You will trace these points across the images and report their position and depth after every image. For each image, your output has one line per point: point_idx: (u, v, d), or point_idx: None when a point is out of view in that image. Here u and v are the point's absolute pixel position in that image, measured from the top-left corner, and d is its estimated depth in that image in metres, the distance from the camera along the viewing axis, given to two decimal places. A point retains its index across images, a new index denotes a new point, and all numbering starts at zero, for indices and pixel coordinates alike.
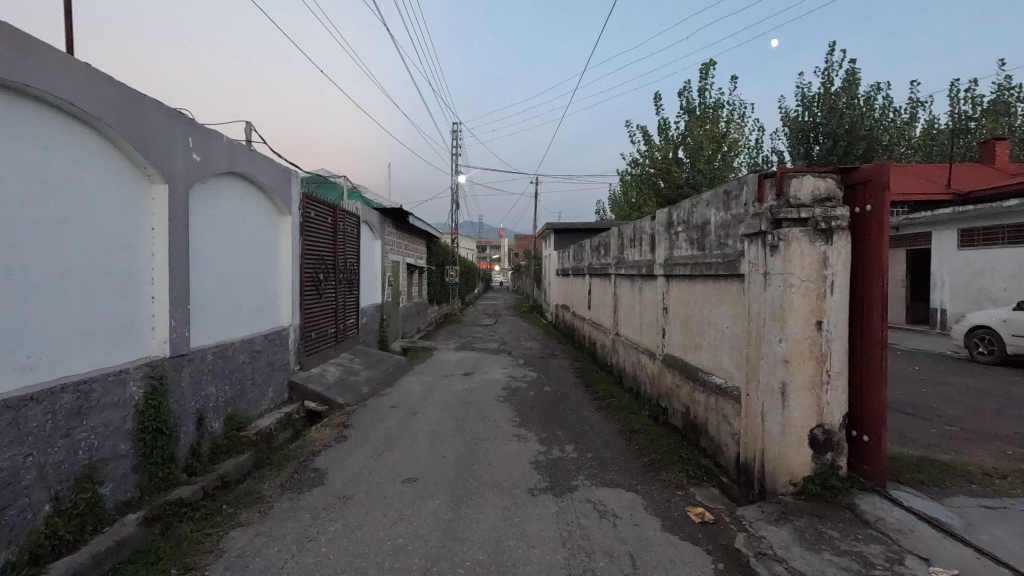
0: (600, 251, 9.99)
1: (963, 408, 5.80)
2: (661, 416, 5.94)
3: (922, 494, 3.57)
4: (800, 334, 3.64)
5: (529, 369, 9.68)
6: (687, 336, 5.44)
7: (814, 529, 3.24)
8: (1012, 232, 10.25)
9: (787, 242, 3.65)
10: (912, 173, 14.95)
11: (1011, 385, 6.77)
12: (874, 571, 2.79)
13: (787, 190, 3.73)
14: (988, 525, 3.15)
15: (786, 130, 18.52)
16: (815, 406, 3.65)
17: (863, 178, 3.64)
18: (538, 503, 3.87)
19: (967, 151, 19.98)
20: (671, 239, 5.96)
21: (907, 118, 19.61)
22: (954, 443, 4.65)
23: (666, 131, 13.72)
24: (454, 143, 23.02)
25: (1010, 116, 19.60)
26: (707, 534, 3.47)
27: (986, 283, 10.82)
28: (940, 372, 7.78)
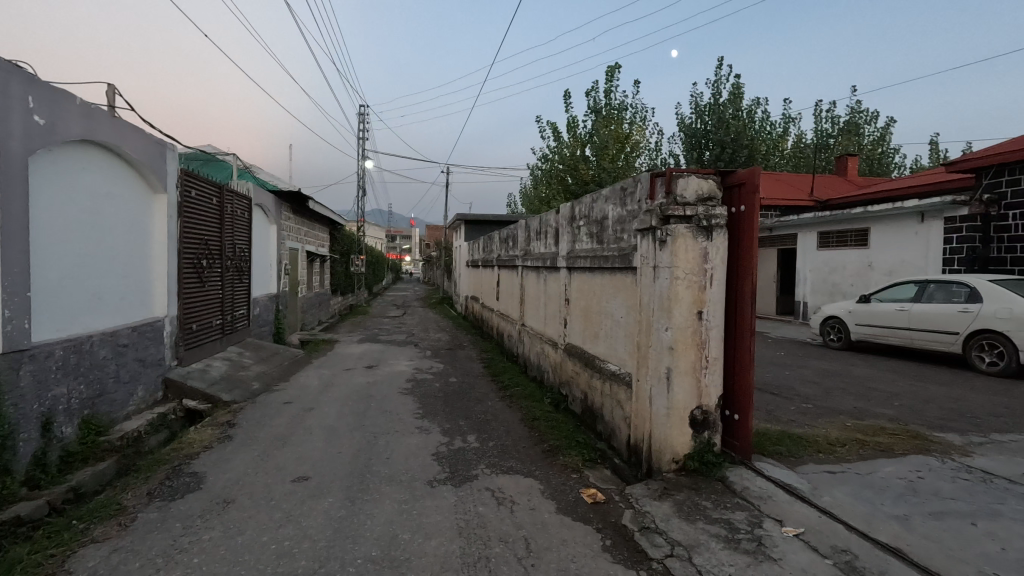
0: (508, 243, 10.10)
1: (816, 387, 6.65)
2: (561, 403, 6.15)
3: (780, 464, 4.03)
4: (683, 322, 3.94)
5: (436, 360, 9.59)
6: (587, 325, 5.67)
7: (691, 501, 3.54)
8: (859, 236, 11.98)
9: (673, 237, 3.92)
10: (783, 181, 16.80)
11: (853, 367, 7.88)
12: (738, 536, 3.10)
13: (674, 188, 4.00)
14: (829, 487, 3.64)
15: (681, 135, 19.92)
16: (695, 388, 3.98)
17: (739, 180, 3.99)
18: (437, 494, 3.85)
19: (827, 163, 22.81)
20: (574, 233, 6.17)
21: (781, 132, 22.01)
22: (807, 418, 5.31)
23: (574, 129, 14.18)
24: (361, 127, 22.06)
25: (860, 136, 22.70)
26: (598, 513, 3.65)
27: (837, 280, 12.47)
28: (800, 357, 8.85)
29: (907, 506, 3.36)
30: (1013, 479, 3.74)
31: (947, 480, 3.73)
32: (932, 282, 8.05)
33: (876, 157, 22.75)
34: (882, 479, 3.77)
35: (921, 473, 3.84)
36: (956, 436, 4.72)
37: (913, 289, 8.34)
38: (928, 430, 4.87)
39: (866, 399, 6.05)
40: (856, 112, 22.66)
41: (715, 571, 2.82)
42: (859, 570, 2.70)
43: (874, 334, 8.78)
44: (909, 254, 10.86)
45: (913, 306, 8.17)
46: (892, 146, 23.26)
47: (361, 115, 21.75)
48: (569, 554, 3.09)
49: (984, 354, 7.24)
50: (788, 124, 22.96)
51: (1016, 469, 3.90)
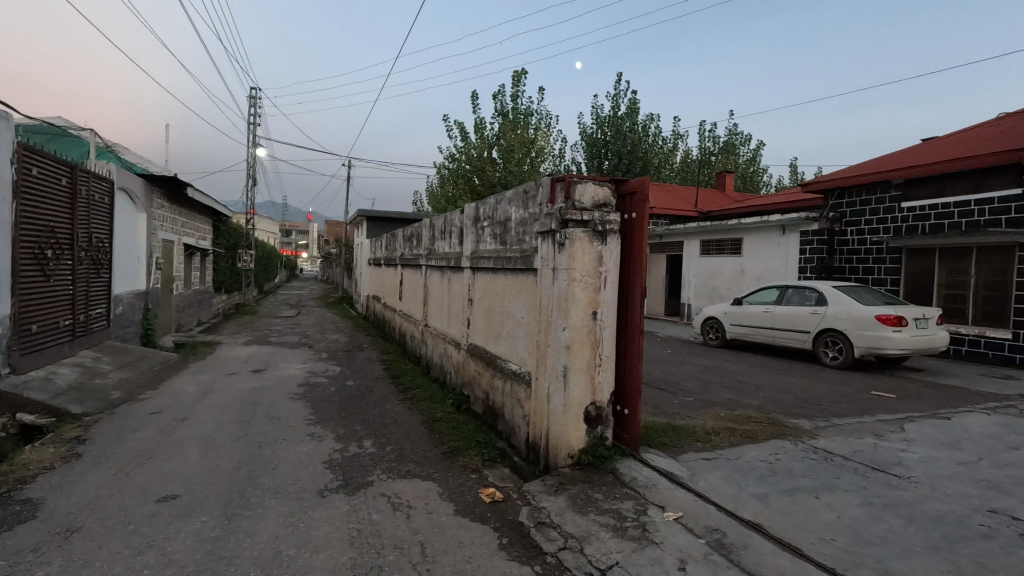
0: (412, 241, 9.88)
1: (697, 382, 7.29)
2: (463, 404, 6.13)
3: (664, 454, 4.34)
4: (580, 322, 4.11)
5: (334, 362, 9.10)
6: (489, 326, 5.70)
7: (584, 494, 3.69)
8: (734, 245, 13.35)
9: (571, 241, 4.08)
10: (672, 192, 18.24)
11: (728, 363, 8.76)
12: (625, 524, 3.29)
13: (573, 194, 4.16)
14: (705, 472, 3.99)
15: (583, 144, 20.85)
16: (589, 385, 4.17)
17: (631, 189, 4.24)
18: (328, 504, 3.64)
19: (709, 179, 25.20)
20: (478, 234, 6.18)
21: (670, 147, 23.96)
22: (688, 411, 5.79)
23: (482, 130, 14.27)
24: (252, 110, 20.35)
25: (736, 155, 25.33)
26: (496, 512, 3.67)
27: (715, 284, 13.76)
28: (684, 354, 9.65)
29: (767, 485, 3.79)
30: (848, 456, 4.37)
31: (799, 460, 4.26)
32: (790, 287, 9.18)
33: (748, 175, 25.58)
34: (748, 462, 4.21)
35: (779, 455, 4.35)
36: (806, 421, 5.41)
37: (775, 293, 9.47)
38: (785, 418, 5.54)
39: (737, 391, 6.75)
40: (733, 134, 25.30)
41: (604, 559, 2.96)
42: (727, 546, 2.99)
43: (745, 333, 9.82)
44: (772, 262, 12.28)
45: (776, 307, 9.26)
46: (761, 167, 26.30)
47: (252, 98, 20.05)
48: (466, 555, 3.07)
49: (829, 350, 8.40)
50: (676, 140, 24.98)
51: (851, 448, 4.56)
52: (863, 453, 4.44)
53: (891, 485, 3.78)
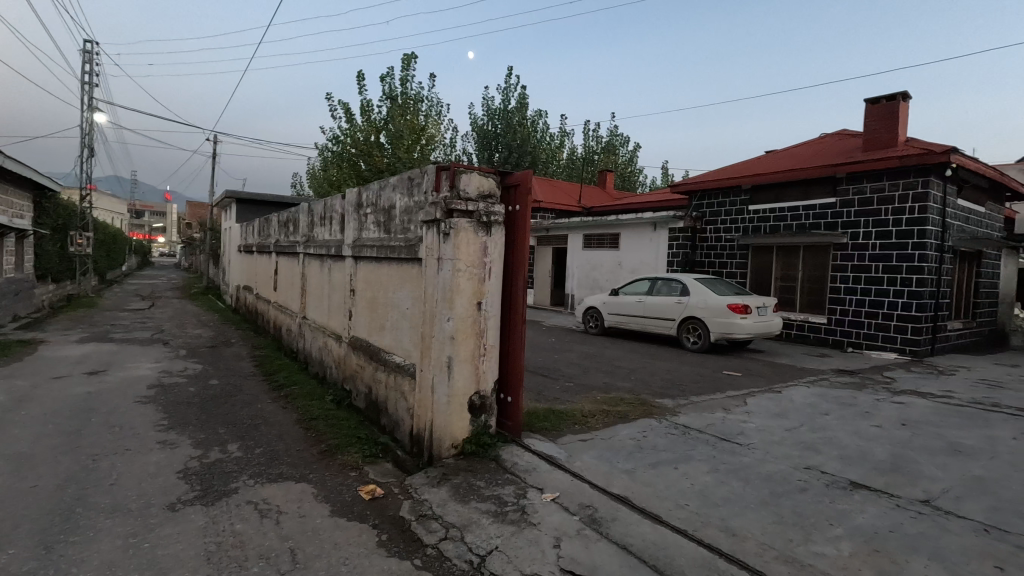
0: (288, 227, 9.15)
1: (577, 368, 7.70)
2: (344, 399, 5.84)
3: (544, 438, 4.53)
4: (464, 312, 4.11)
5: (194, 360, 8.15)
6: (372, 317, 5.48)
7: (467, 484, 3.72)
8: (613, 239, 14.28)
9: (456, 231, 4.06)
10: (557, 188, 19.02)
11: (605, 349, 9.38)
12: (505, 509, 3.37)
13: (458, 183, 4.13)
14: (581, 453, 4.24)
15: (474, 134, 21.50)
16: (473, 375, 4.21)
17: (515, 182, 4.32)
18: (182, 518, 3.26)
19: (592, 176, 26.69)
20: (361, 221, 5.90)
21: (557, 144, 24.98)
22: (568, 395, 6.09)
23: (368, 113, 13.61)
24: (88, 68, 17.32)
25: (616, 155, 27.11)
26: (376, 509, 3.56)
27: (596, 276, 14.63)
28: (567, 342, 10.14)
29: (634, 460, 4.13)
30: (701, 430, 4.92)
31: (661, 436, 4.71)
32: (659, 279, 10.08)
33: (626, 174, 27.53)
34: (619, 441, 4.55)
35: (645, 433, 4.77)
36: (669, 400, 5.99)
37: (647, 284, 10.33)
38: (652, 398, 6.09)
39: (612, 375, 7.26)
40: (614, 135, 27.03)
41: (484, 545, 3.00)
42: (597, 520, 3.20)
43: (621, 322, 10.58)
44: (645, 256, 13.35)
45: (647, 297, 10.11)
46: (637, 167, 28.48)
47: (87, 52, 17.05)
48: (341, 557, 2.94)
49: (690, 335, 9.37)
50: (563, 138, 26.05)
51: (704, 422, 5.14)
52: (714, 425, 5.03)
53: (734, 452, 4.33)
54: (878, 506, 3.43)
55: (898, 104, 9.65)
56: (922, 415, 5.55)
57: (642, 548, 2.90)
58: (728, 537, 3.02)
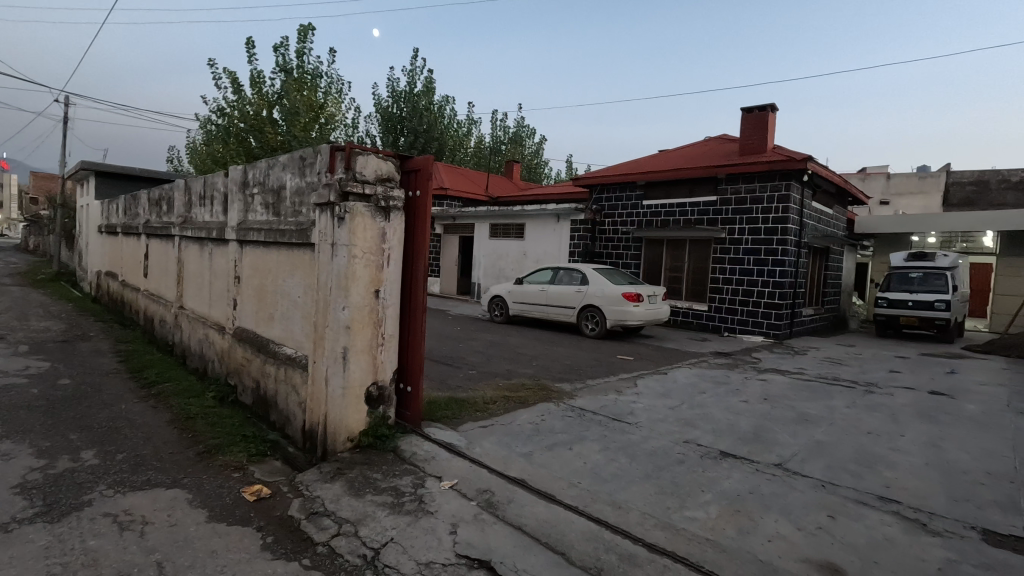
0: (161, 206, 8.16)
1: (481, 356, 7.77)
2: (228, 396, 5.36)
3: (445, 426, 4.52)
4: (360, 301, 3.96)
5: (38, 357, 7.01)
6: (260, 306, 5.08)
7: (362, 477, 3.61)
8: (518, 229, 14.51)
9: (352, 215, 3.87)
10: (464, 176, 18.94)
11: (510, 337, 9.54)
12: (402, 500, 3.32)
13: (354, 165, 3.94)
14: (481, 440, 4.29)
15: (379, 116, 20.98)
16: (370, 365, 4.08)
17: (415, 166, 4.22)
18: (18, 540, 2.81)
19: (499, 166, 26.92)
20: (246, 202, 5.42)
21: (465, 132, 24.96)
22: (471, 383, 6.13)
23: (259, 85, 12.50)
24: None
25: (523, 147, 27.56)
26: (261, 510, 3.32)
27: (501, 265, 14.80)
28: (472, 331, 10.17)
29: (532, 444, 4.26)
30: (596, 411, 5.20)
31: (558, 419, 4.91)
32: (561, 268, 10.44)
33: (532, 166, 28.04)
34: (518, 426, 4.67)
35: (543, 416, 4.94)
36: (568, 384, 6.26)
37: (550, 274, 10.66)
38: (551, 383, 6.32)
39: (515, 362, 7.41)
40: (521, 126, 27.46)
41: (378, 538, 2.94)
42: (493, 504, 3.27)
43: (525, 310, 10.83)
44: (549, 246, 13.74)
45: (550, 286, 10.44)
46: (543, 159, 29.22)
47: None
48: (219, 565, 2.71)
49: (589, 322, 9.85)
50: (470, 126, 25.95)
51: (598, 404, 5.44)
52: (606, 406, 5.35)
53: (623, 431, 4.64)
54: (741, 471, 3.87)
55: (767, 114, 10.77)
56: (780, 390, 6.34)
57: (535, 527, 3.01)
58: (614, 509, 3.24)
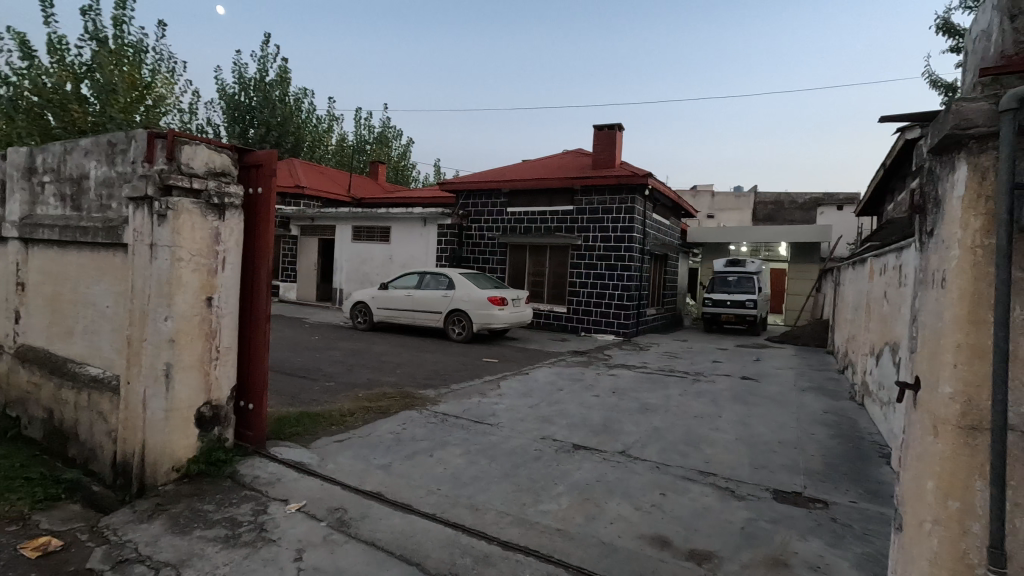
0: None
1: (340, 366, 7.32)
2: (7, 431, 4.34)
3: (294, 444, 4.18)
4: (188, 310, 3.48)
5: None
6: (54, 318, 4.21)
7: (189, 511, 3.16)
8: (382, 233, 14.03)
9: (176, 212, 3.39)
10: (324, 175, 17.83)
11: (373, 344, 9.16)
12: (239, 531, 2.97)
13: (178, 154, 3.45)
14: (335, 455, 4.04)
15: (223, 104, 19.11)
16: (202, 382, 3.61)
17: (256, 161, 3.85)
18: None
19: (364, 167, 25.90)
20: (34, 192, 4.46)
21: (325, 128, 23.66)
22: (327, 396, 5.75)
23: (60, 53, 10.38)
24: None
25: (389, 148, 26.87)
26: (48, 566, 2.73)
27: (366, 270, 14.18)
28: (331, 339, 9.55)
29: (391, 454, 4.13)
30: (458, 415, 5.22)
31: (420, 425, 4.83)
32: (428, 273, 10.32)
33: (399, 168, 27.43)
34: (377, 437, 4.49)
35: (405, 425, 4.82)
36: (431, 390, 6.18)
37: (416, 278, 10.47)
38: (415, 390, 6.20)
39: (378, 371, 7.12)
40: (386, 127, 26.73)
41: None
42: (346, 521, 3.09)
43: (390, 316, 10.50)
44: (415, 250, 13.50)
45: (416, 291, 10.27)
46: (410, 162, 28.78)
47: None
48: None
49: (455, 327, 9.88)
50: (331, 123, 24.59)
51: (461, 407, 5.46)
52: (469, 410, 5.39)
53: (484, 433, 4.72)
54: (590, 461, 4.17)
55: (615, 133, 11.84)
56: (626, 383, 6.99)
57: (389, 541, 2.90)
58: (471, 512, 3.27)
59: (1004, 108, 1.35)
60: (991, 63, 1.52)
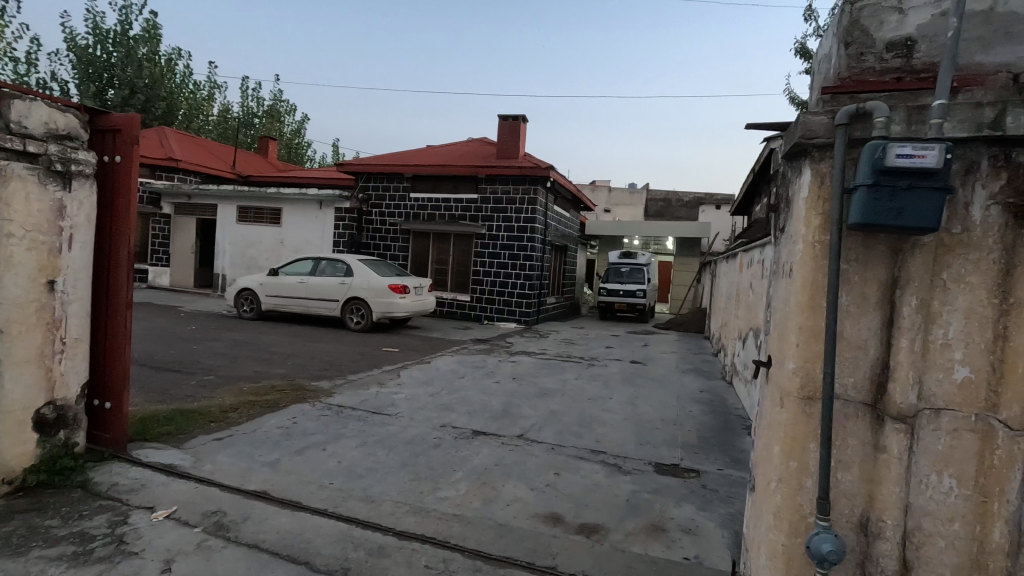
0: None
1: (221, 358, 6.69)
2: None
3: (164, 445, 3.77)
4: (22, 295, 2.96)
5: None
6: None
7: (25, 528, 2.71)
8: (272, 214, 13.00)
9: (4, 178, 2.85)
10: (203, 148, 16.07)
11: (261, 335, 8.49)
12: (92, 546, 2.61)
13: (6, 110, 2.90)
14: (212, 455, 3.70)
15: (73, 58, 16.59)
16: (42, 380, 3.10)
17: (113, 125, 3.37)
18: None
19: (251, 142, 23.76)
20: None
21: (204, 96, 21.41)
22: (205, 391, 5.23)
23: None
24: None
25: (281, 123, 24.90)
26: None
27: (253, 254, 13.07)
28: (211, 329, 8.68)
29: (279, 450, 3.87)
30: (354, 406, 5.03)
31: (312, 419, 4.58)
32: (323, 259, 9.74)
33: (293, 146, 25.53)
34: (263, 432, 4.19)
35: (295, 418, 4.54)
36: (326, 382, 5.89)
37: (310, 264, 9.84)
38: (308, 382, 5.87)
39: (265, 363, 6.62)
40: (278, 100, 24.77)
41: None
42: (224, 525, 2.85)
43: (281, 304, 9.79)
44: (309, 234, 12.68)
45: (310, 278, 9.66)
46: (305, 140, 26.88)
47: None
48: None
49: (354, 315, 9.48)
50: (212, 90, 22.19)
51: (358, 398, 5.26)
52: (367, 401, 5.22)
53: (382, 423, 4.60)
54: (489, 446, 4.24)
55: (519, 124, 12.00)
56: (526, 369, 7.19)
57: (274, 542, 2.72)
58: (367, 504, 3.17)
59: (839, 123, 1.56)
60: (830, 84, 1.75)
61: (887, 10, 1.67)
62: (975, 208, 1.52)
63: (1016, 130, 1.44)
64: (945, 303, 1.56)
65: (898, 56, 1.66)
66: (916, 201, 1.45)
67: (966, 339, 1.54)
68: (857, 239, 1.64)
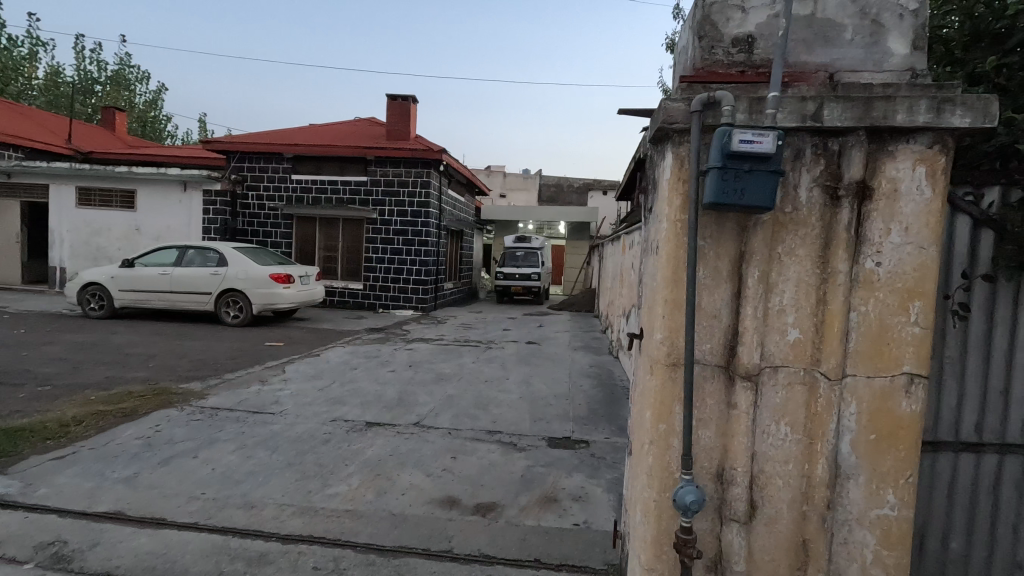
0: None
1: (61, 364, 5.72)
2: None
3: None
4: None
5: None
6: None
7: None
8: (124, 197, 11.35)
9: None
10: (26, 117, 13.51)
11: (113, 335, 7.40)
12: None
13: None
14: (49, 477, 3.17)
15: None
16: None
17: None
18: None
19: (92, 111, 20.44)
20: None
21: (24, 54, 18.03)
22: (39, 404, 4.45)
23: None
24: None
25: (130, 92, 21.72)
26: None
27: (101, 243, 11.33)
28: (47, 332, 7.40)
29: (137, 463, 3.42)
30: (231, 408, 4.59)
31: (180, 425, 4.11)
32: (191, 248, 8.71)
33: (147, 119, 22.41)
34: (117, 445, 3.67)
35: (159, 426, 4.05)
36: (197, 383, 5.31)
37: (175, 254, 8.73)
38: (174, 384, 5.24)
39: (120, 367, 5.80)
40: (125, 65, 21.57)
41: None
42: (67, 555, 2.47)
43: (140, 300, 8.63)
44: (172, 220, 11.27)
45: (175, 269, 8.59)
46: (162, 112, 23.71)
47: None
48: None
49: (230, 309, 8.64)
50: (34, 48, 18.67)
51: (236, 399, 4.82)
52: (246, 400, 4.80)
53: (264, 423, 4.26)
54: (383, 436, 4.12)
55: (409, 105, 11.62)
56: (423, 356, 7.08)
57: (132, 566, 2.41)
58: (246, 511, 2.92)
59: (693, 110, 1.69)
60: (688, 73, 1.89)
61: (732, 8, 1.83)
62: (802, 189, 1.74)
63: (830, 121, 1.66)
64: (779, 273, 1.77)
65: (741, 51, 1.84)
66: (755, 182, 1.63)
67: (796, 305, 1.77)
68: (711, 218, 1.80)
